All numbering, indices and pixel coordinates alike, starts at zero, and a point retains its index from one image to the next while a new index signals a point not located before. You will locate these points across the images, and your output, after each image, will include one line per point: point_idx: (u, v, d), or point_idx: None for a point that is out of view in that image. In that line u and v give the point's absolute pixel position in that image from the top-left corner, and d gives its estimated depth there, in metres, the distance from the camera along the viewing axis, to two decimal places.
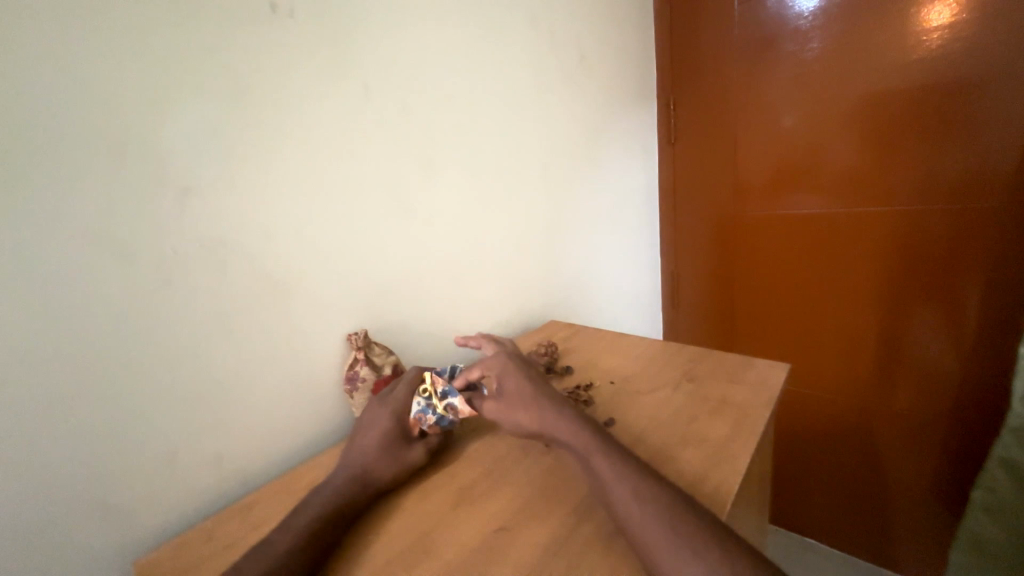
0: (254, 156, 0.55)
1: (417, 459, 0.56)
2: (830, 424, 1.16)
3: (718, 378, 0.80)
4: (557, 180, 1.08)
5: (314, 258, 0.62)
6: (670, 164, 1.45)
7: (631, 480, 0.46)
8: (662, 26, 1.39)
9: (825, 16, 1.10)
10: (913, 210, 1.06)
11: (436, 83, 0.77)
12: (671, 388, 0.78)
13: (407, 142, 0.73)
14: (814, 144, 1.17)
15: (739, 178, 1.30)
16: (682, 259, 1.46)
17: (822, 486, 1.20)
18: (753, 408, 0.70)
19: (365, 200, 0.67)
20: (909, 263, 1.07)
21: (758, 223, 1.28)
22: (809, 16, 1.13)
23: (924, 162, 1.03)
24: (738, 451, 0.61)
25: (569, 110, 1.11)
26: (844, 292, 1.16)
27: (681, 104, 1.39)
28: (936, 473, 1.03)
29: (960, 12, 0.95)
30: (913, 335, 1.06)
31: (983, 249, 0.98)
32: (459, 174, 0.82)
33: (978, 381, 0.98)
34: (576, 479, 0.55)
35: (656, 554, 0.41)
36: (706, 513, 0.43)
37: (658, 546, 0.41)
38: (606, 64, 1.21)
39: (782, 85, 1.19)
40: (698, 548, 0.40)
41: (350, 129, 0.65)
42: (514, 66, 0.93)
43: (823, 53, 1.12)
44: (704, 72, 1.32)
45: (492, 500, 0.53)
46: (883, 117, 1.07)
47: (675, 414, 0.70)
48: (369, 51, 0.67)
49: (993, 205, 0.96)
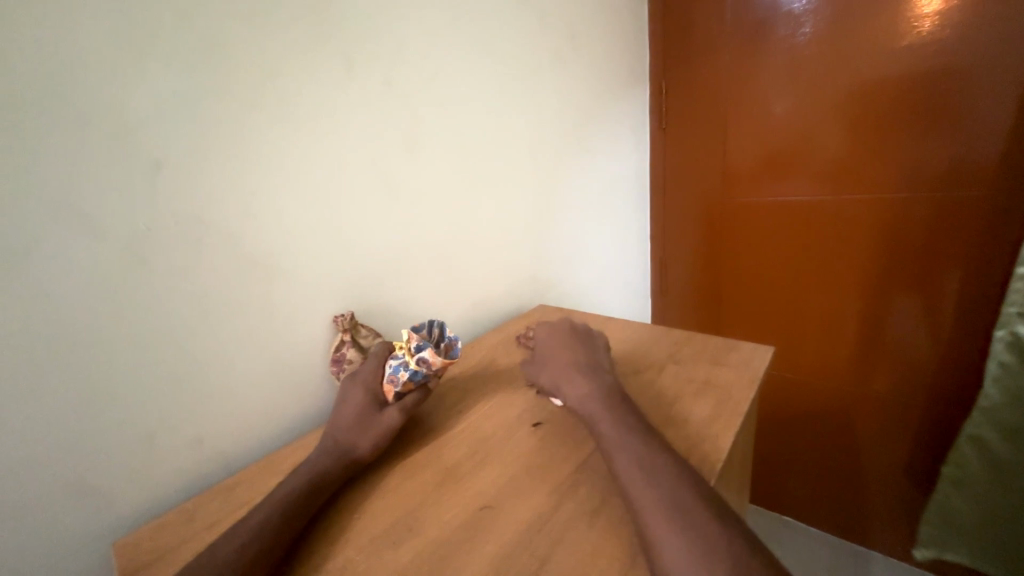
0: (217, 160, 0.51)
1: (392, 423, 0.49)
2: (808, 407, 1.18)
3: (703, 358, 0.65)
4: (547, 168, 0.97)
5: (290, 244, 0.56)
6: (660, 154, 1.30)
7: (637, 446, 0.42)
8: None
9: None
10: (898, 198, 0.96)
11: (404, 51, 0.66)
12: (653, 369, 0.63)
13: (389, 119, 0.65)
14: (808, 131, 1.04)
15: (733, 163, 1.16)
16: (672, 247, 1.35)
17: (798, 468, 1.24)
18: (734, 387, 0.57)
19: (351, 181, 0.61)
20: (893, 257, 0.99)
21: (752, 211, 1.16)
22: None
23: (913, 149, 0.93)
24: (690, 428, 0.50)
25: (559, 96, 0.98)
26: (829, 284, 1.08)
27: (673, 92, 1.22)
28: (911, 455, 1.06)
29: None
30: (892, 326, 1.02)
31: (965, 237, 0.90)
32: (445, 154, 0.74)
33: (954, 370, 0.96)
34: (485, 424, 0.55)
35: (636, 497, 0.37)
36: (668, 447, 0.42)
37: (640, 493, 0.37)
38: (602, 39, 1.08)
39: (775, 73, 1.05)
40: (677, 493, 0.37)
41: (325, 101, 0.58)
42: (494, 35, 0.80)
43: (816, 37, 0.98)
44: (697, 50, 1.15)
45: (459, 450, 0.51)
46: (873, 101, 0.95)
47: (644, 397, 0.57)
48: (344, 22, 0.58)
49: (974, 194, 0.88)
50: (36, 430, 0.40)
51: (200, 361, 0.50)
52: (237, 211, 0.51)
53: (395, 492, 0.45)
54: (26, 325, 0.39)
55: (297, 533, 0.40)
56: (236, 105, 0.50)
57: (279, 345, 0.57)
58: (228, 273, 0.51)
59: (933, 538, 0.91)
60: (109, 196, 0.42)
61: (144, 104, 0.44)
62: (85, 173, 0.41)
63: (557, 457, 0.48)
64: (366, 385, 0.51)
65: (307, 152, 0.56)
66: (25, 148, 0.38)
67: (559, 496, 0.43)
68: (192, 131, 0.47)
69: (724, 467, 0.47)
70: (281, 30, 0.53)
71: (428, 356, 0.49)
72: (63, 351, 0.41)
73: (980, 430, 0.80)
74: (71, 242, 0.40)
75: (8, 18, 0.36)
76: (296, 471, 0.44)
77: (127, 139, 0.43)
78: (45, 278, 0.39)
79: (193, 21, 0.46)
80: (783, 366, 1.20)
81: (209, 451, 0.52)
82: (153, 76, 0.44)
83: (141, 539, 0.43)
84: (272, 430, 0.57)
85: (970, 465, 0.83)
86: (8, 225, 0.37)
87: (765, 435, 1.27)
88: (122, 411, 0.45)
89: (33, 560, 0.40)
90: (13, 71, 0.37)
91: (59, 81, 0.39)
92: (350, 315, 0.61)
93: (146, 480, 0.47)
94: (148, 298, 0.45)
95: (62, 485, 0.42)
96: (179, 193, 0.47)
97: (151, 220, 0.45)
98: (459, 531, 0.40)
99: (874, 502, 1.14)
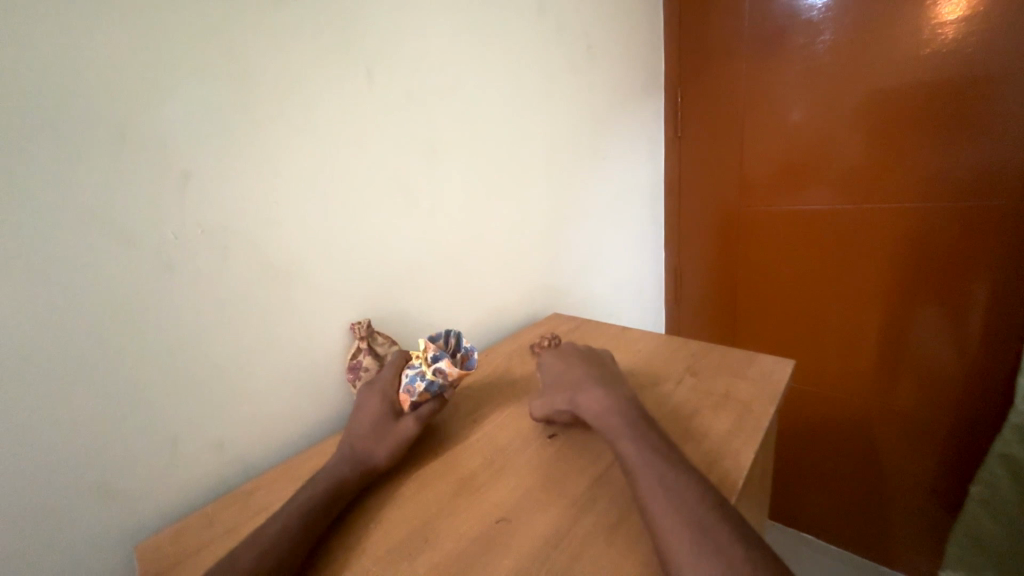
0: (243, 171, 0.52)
1: (408, 432, 0.49)
2: (828, 421, 1.15)
3: (721, 370, 0.64)
4: (563, 176, 0.97)
5: (310, 252, 0.57)
6: (675, 163, 1.29)
7: (657, 461, 0.41)
8: (672, 5, 1.20)
9: (840, 5, 0.95)
10: (921, 207, 0.94)
11: (424, 63, 0.67)
12: (671, 381, 0.62)
13: (408, 130, 0.66)
14: (827, 140, 1.02)
15: (750, 172, 1.15)
16: (687, 256, 1.34)
17: (818, 483, 1.21)
18: (755, 401, 0.56)
19: (371, 191, 0.62)
20: (917, 268, 0.96)
21: (769, 221, 1.14)
22: (822, 5, 0.97)
23: (936, 157, 0.91)
24: (710, 442, 0.50)
25: (576, 105, 0.98)
26: (848, 295, 1.06)
27: (689, 102, 1.22)
28: (937, 473, 1.02)
29: (978, 2, 0.82)
30: (916, 339, 0.99)
31: (992, 248, 0.88)
32: (462, 164, 0.74)
33: (981, 385, 0.93)
34: (501, 435, 0.55)
35: (657, 515, 0.37)
36: (687, 462, 0.41)
37: (660, 509, 0.37)
38: (618, 49, 1.08)
39: (793, 81, 1.04)
40: (697, 512, 0.36)
41: (347, 112, 0.59)
42: (513, 46, 0.81)
43: (835, 46, 0.97)
44: (713, 59, 1.15)
45: (475, 461, 0.50)
46: (894, 109, 0.93)
47: (662, 410, 0.56)
48: (366, 36, 0.60)
49: (1001, 203, 0.86)
50: (65, 433, 0.41)
51: (222, 367, 0.51)
52: (259, 220, 0.52)
53: (411, 502, 0.45)
54: (59, 329, 0.40)
55: (314, 540, 0.40)
56: (261, 117, 0.51)
57: (299, 352, 0.58)
58: (251, 281, 0.52)
59: (962, 560, 0.88)
60: (139, 206, 0.44)
61: (174, 116, 0.45)
62: (117, 185, 0.42)
63: (574, 470, 0.47)
64: (383, 394, 0.51)
65: (329, 163, 0.57)
66: (62, 161, 0.39)
67: (576, 510, 0.42)
68: (219, 143, 0.48)
69: (745, 484, 0.46)
70: (305, 45, 0.54)
71: (445, 367, 0.50)
72: (92, 354, 0.42)
73: (1009, 447, 0.77)
74: (102, 250, 0.42)
75: (50, 37, 0.38)
76: (313, 478, 0.45)
77: (158, 151, 0.44)
78: (78, 284, 0.41)
79: (221, 38, 0.47)
80: (801, 379, 1.17)
81: (229, 456, 0.52)
82: (183, 90, 0.45)
83: (163, 542, 0.43)
84: (291, 436, 0.58)
85: (1000, 484, 0.80)
86: (45, 233, 0.39)
87: (784, 449, 1.25)
88: (147, 414, 0.46)
89: (59, 559, 0.41)
90: (53, 87, 0.39)
91: (95, 97, 0.41)
92: (367, 322, 0.61)
93: (169, 483, 0.48)
94: (174, 304, 0.47)
95: (88, 486, 0.43)
96: (206, 203, 0.48)
97: (178, 230, 0.46)
98: (475, 543, 0.40)
99: (898, 521, 1.11)
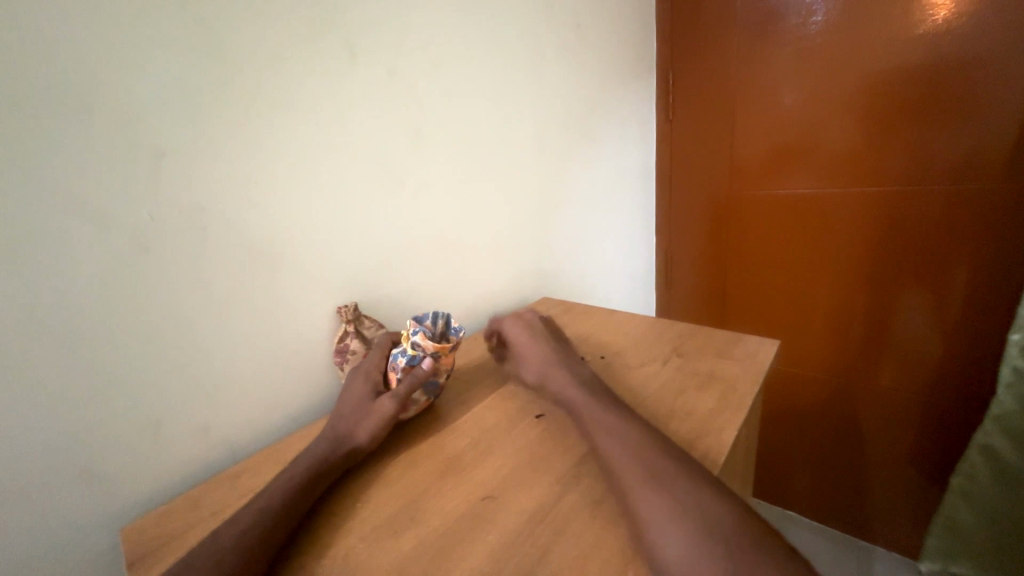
0: (220, 154, 0.49)
1: (385, 409, 0.48)
2: (812, 401, 1.17)
3: (707, 350, 0.65)
4: (551, 158, 0.96)
5: (288, 232, 0.56)
6: (665, 145, 1.29)
7: (639, 438, 0.42)
8: None
9: None
10: (908, 190, 0.94)
11: (409, 41, 0.66)
12: (658, 363, 0.63)
13: (395, 113, 0.65)
14: (817, 122, 1.02)
15: (741, 155, 1.14)
16: (678, 239, 1.34)
17: (803, 464, 1.24)
18: (740, 378, 0.57)
19: (355, 170, 0.61)
20: (899, 250, 0.97)
21: (758, 204, 1.14)
22: None
23: (924, 141, 0.91)
24: (693, 420, 0.50)
25: (565, 88, 0.97)
26: (833, 277, 1.07)
27: (681, 83, 1.20)
28: (916, 452, 1.05)
29: None
30: (899, 320, 1.00)
31: (975, 230, 0.89)
32: (451, 145, 0.74)
33: (962, 365, 0.95)
34: (489, 417, 0.55)
35: (635, 487, 0.38)
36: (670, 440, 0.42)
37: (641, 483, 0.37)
38: (608, 30, 1.06)
39: (785, 62, 1.03)
40: (679, 481, 0.37)
41: (328, 90, 0.57)
42: (501, 25, 0.80)
43: (828, 26, 0.96)
44: (704, 40, 1.13)
45: (462, 440, 0.51)
46: (884, 92, 0.93)
47: (649, 391, 0.56)
48: (348, 11, 0.58)
49: (984, 186, 0.86)
50: (39, 421, 0.40)
51: (201, 349, 0.50)
52: (237, 201, 0.51)
53: (396, 482, 0.46)
54: (29, 315, 0.39)
55: (299, 518, 0.40)
56: (238, 95, 0.50)
57: (283, 336, 0.57)
58: (232, 263, 0.51)
59: (941, 550, 0.90)
60: (111, 186, 0.42)
61: (145, 95, 0.44)
62: (85, 166, 0.41)
63: (559, 450, 0.48)
64: (367, 374, 0.52)
65: (313, 145, 0.57)
66: (28, 140, 0.38)
67: (561, 487, 0.43)
68: (191, 120, 0.47)
69: (729, 459, 0.47)
70: (286, 21, 0.52)
71: (420, 339, 0.51)
72: (65, 341, 0.41)
73: (991, 439, 0.78)
74: (71, 231, 0.40)
75: (14, 11, 0.36)
76: (296, 459, 0.45)
77: (129, 130, 0.43)
78: (54, 267, 0.40)
79: (195, 9, 0.46)
80: (788, 360, 1.19)
81: (214, 441, 0.52)
82: (157, 64, 0.44)
83: (147, 525, 0.43)
84: (275, 420, 0.58)
85: (979, 475, 0.81)
86: (11, 214, 0.37)
87: (771, 431, 1.27)
88: (124, 400, 0.45)
89: (37, 549, 0.41)
90: (14, 57, 0.37)
91: (64, 74, 0.39)
92: (353, 305, 0.61)
93: (149, 470, 0.47)
94: (149, 286, 0.45)
95: (68, 472, 0.42)
96: (182, 183, 0.46)
97: (154, 210, 0.45)
98: (460, 521, 0.40)
99: (879, 498, 1.14)
